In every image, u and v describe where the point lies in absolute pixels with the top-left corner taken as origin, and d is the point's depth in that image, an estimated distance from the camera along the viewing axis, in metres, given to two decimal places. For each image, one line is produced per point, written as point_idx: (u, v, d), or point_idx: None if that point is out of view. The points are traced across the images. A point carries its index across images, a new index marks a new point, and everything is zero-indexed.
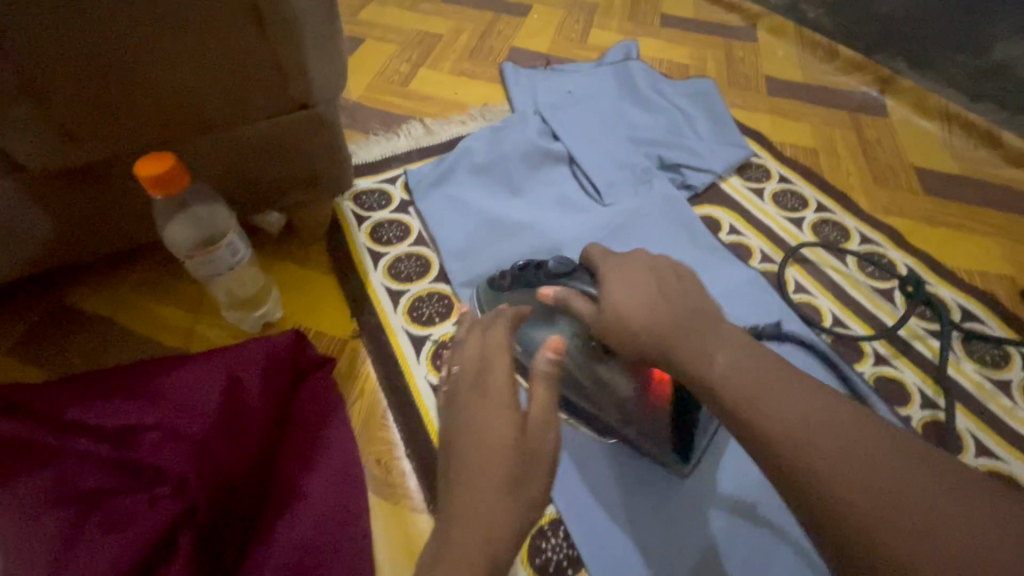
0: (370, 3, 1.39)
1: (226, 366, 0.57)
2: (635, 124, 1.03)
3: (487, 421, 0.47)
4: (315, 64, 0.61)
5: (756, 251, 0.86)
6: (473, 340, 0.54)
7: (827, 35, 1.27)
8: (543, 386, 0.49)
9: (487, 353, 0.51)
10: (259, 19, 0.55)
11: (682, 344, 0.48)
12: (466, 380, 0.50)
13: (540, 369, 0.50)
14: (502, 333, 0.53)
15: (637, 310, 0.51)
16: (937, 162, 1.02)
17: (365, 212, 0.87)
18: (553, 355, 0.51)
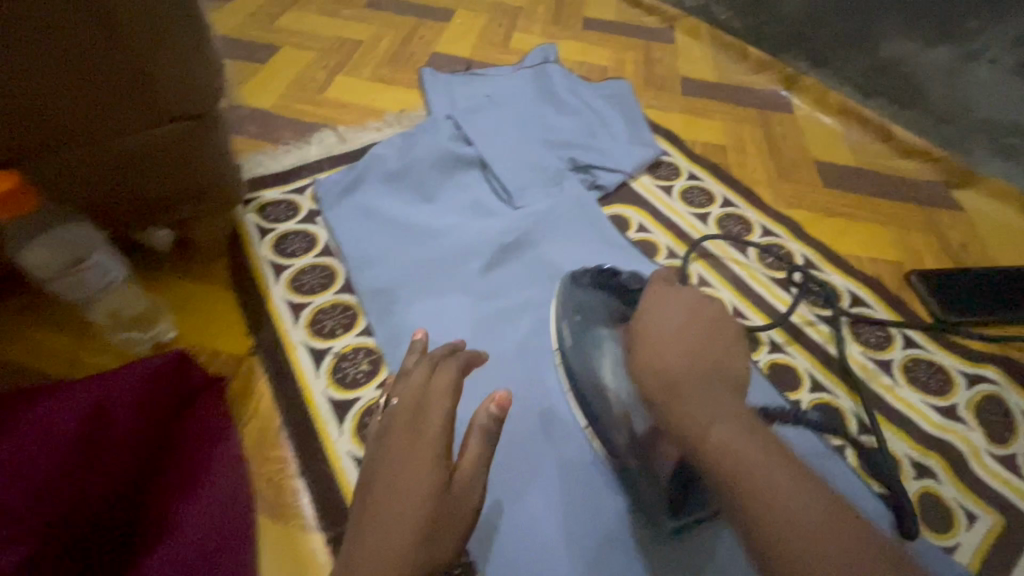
0: (289, 8, 1.37)
1: (91, 394, 0.54)
2: (550, 126, 1.04)
3: (409, 471, 0.46)
4: (187, 71, 0.59)
5: (663, 248, 0.88)
6: (419, 375, 0.52)
7: (737, 35, 1.31)
8: (478, 442, 0.50)
9: (427, 394, 0.50)
10: (111, 24, 0.53)
11: (686, 409, 0.46)
12: (402, 417, 0.49)
13: (478, 423, 0.51)
14: (449, 378, 0.51)
15: (676, 338, 0.51)
16: (837, 156, 1.08)
17: (269, 224, 0.84)
18: (498, 409, 0.50)
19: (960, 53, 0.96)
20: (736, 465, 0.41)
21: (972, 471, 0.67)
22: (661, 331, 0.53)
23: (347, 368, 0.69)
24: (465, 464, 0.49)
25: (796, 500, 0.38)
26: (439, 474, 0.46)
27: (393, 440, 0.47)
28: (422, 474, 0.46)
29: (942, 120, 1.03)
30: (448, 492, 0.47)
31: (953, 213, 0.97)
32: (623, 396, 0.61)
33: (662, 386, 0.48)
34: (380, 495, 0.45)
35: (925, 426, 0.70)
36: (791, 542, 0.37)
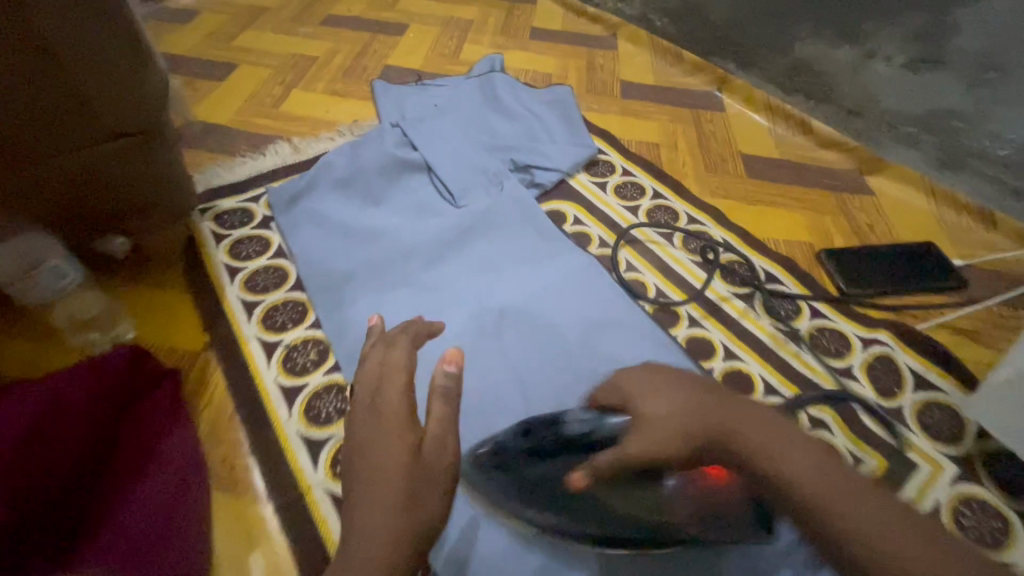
0: (248, 29, 1.43)
1: (48, 386, 0.59)
2: (493, 131, 1.11)
3: (376, 448, 0.44)
4: (126, 94, 0.64)
5: (595, 238, 0.95)
6: (374, 359, 0.53)
7: (672, 41, 1.40)
8: (442, 402, 0.47)
9: (383, 374, 0.50)
10: (47, 55, 0.57)
11: (737, 437, 0.49)
12: (362, 401, 0.48)
13: (438, 384, 0.48)
14: (402, 355, 0.52)
15: (666, 398, 0.54)
16: (761, 150, 1.16)
17: (225, 230, 0.90)
18: (453, 367, 0.48)
19: (861, 53, 1.04)
20: (787, 482, 0.46)
21: (862, 423, 0.72)
22: (672, 402, 0.53)
23: (296, 357, 0.75)
24: (430, 426, 0.46)
25: (839, 499, 0.44)
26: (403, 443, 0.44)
27: (359, 419, 0.47)
28: (384, 447, 0.44)
29: (852, 113, 1.11)
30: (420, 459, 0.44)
31: (864, 197, 1.05)
32: (636, 488, 0.56)
33: (688, 437, 0.50)
34: (358, 481, 0.44)
35: (823, 385, 0.76)
36: (864, 546, 0.42)
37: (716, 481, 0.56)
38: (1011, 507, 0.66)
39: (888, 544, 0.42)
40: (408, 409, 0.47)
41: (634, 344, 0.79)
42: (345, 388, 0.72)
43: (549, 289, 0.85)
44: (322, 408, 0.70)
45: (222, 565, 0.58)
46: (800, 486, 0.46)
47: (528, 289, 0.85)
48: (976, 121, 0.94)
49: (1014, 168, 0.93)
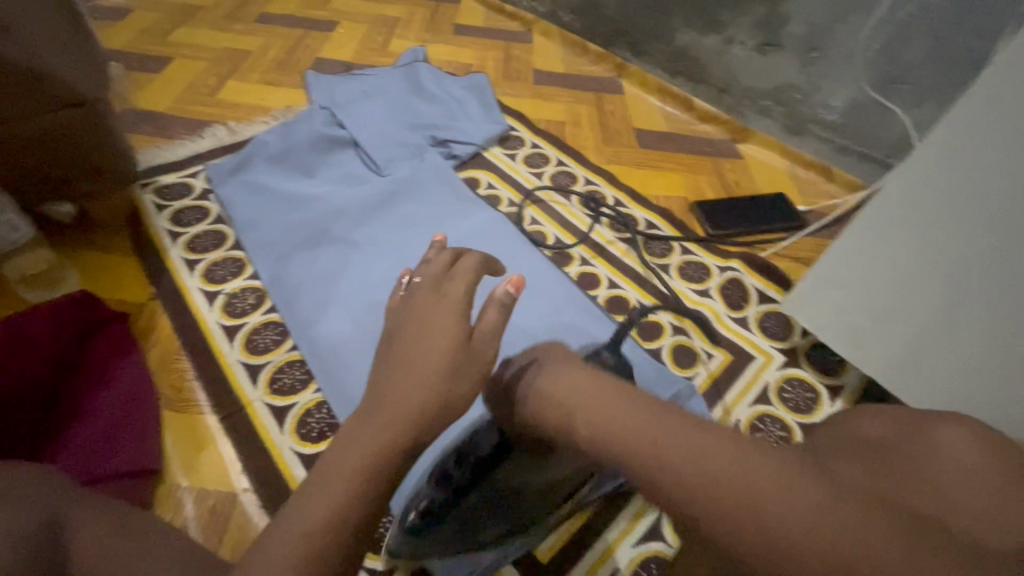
0: (181, 26, 1.51)
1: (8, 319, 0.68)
2: (415, 113, 1.24)
3: (433, 322, 0.53)
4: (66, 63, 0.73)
5: (505, 199, 1.10)
6: (444, 260, 0.60)
7: (578, 33, 1.57)
8: (496, 311, 0.55)
9: (456, 273, 0.57)
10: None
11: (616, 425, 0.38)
12: (429, 283, 0.56)
13: (498, 295, 0.56)
14: (471, 261, 0.58)
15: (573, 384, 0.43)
16: (652, 125, 1.34)
17: (166, 201, 0.99)
18: (514, 288, 0.57)
19: (722, 39, 1.25)
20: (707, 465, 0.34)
21: (713, 328, 0.90)
22: (551, 374, 0.45)
23: (237, 303, 0.85)
24: (484, 324, 0.54)
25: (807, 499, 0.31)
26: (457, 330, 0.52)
27: (425, 297, 0.55)
28: (442, 330, 0.52)
29: (722, 91, 1.31)
30: (467, 344, 0.52)
31: (733, 160, 1.25)
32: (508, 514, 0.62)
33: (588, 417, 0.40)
34: (409, 344, 0.52)
35: (687, 303, 0.93)
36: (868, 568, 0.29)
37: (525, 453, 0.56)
38: (823, 383, 0.85)
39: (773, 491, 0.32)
40: (465, 305, 0.54)
41: (534, 279, 0.93)
42: (281, 324, 0.83)
43: (462, 240, 0.99)
44: (261, 340, 0.81)
45: (173, 460, 0.69)
46: (716, 485, 0.33)
47: (446, 239, 0.99)
48: (809, 91, 1.17)
49: (840, 130, 1.16)
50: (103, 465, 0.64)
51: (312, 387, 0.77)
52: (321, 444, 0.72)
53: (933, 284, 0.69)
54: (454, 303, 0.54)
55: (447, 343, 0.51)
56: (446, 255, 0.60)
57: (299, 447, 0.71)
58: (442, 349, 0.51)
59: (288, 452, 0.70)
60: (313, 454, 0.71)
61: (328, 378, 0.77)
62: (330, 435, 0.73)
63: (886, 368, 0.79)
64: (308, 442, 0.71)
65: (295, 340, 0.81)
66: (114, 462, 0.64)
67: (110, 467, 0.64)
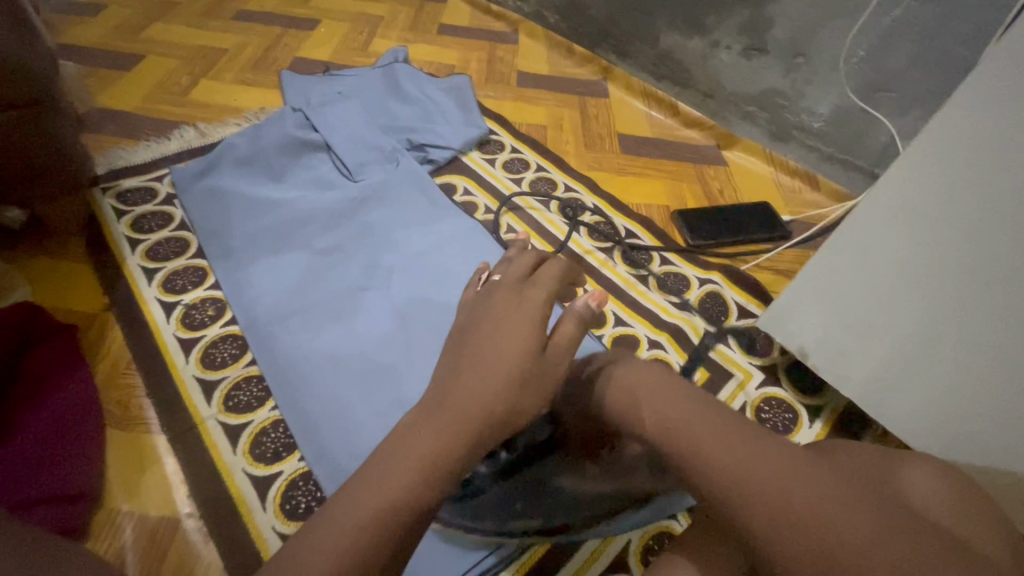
0: (156, 22, 1.47)
1: None
2: (392, 116, 1.21)
3: (510, 324, 0.56)
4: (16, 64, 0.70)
5: (482, 206, 1.06)
6: (527, 261, 0.66)
7: (563, 35, 1.54)
8: (574, 325, 0.59)
9: (541, 279, 0.62)
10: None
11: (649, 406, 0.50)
12: (512, 282, 0.61)
13: (578, 309, 0.61)
14: (555, 270, 0.64)
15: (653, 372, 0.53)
16: (636, 130, 1.32)
17: (127, 207, 0.95)
18: (595, 303, 0.63)
19: (706, 42, 1.23)
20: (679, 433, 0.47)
21: (690, 342, 0.87)
22: (632, 368, 0.55)
23: (195, 314, 0.82)
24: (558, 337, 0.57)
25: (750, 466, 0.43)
26: (532, 337, 0.55)
27: (497, 303, 0.59)
28: (525, 333, 0.55)
29: (707, 95, 1.28)
30: (542, 355, 0.56)
31: (718, 167, 1.22)
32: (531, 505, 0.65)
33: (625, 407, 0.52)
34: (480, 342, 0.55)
35: (664, 317, 0.90)
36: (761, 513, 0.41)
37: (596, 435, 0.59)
38: (802, 402, 0.82)
39: (727, 453, 0.44)
40: (543, 313, 0.58)
41: None
42: (240, 337, 0.80)
43: (434, 248, 0.96)
44: (217, 354, 0.77)
45: (114, 484, 0.65)
46: (763, 487, 0.42)
47: (419, 247, 0.95)
48: (794, 98, 1.14)
49: (824, 138, 1.13)
50: (31, 486, 0.59)
51: (270, 404, 0.73)
52: (275, 465, 0.69)
53: (912, 300, 0.66)
54: (536, 305, 0.59)
55: (521, 348, 0.54)
56: (530, 258, 0.66)
57: (252, 468, 0.68)
58: (515, 354, 0.54)
59: (239, 473, 0.67)
60: (266, 476, 0.68)
61: (286, 395, 0.74)
62: (286, 456, 0.69)
63: (861, 386, 0.77)
64: (262, 463, 0.68)
65: (253, 355, 0.78)
66: (45, 484, 0.60)
67: (41, 490, 0.60)
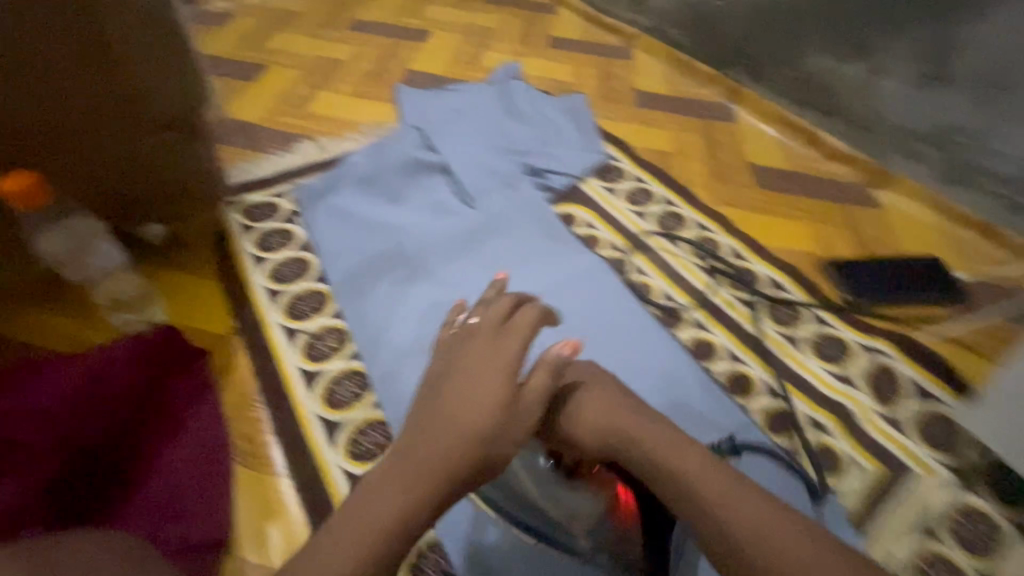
0: (279, 33, 1.50)
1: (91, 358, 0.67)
2: (509, 137, 1.16)
3: (471, 382, 0.51)
4: (175, 89, 0.70)
5: (606, 242, 0.98)
6: (506, 305, 0.57)
7: (685, 52, 1.43)
8: (547, 373, 0.54)
9: (523, 325, 0.55)
10: (103, 40, 0.63)
11: (642, 443, 0.52)
12: (485, 332, 0.55)
13: (550, 357, 0.55)
14: (535, 313, 0.56)
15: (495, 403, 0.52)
16: (771, 162, 1.19)
17: (252, 223, 0.95)
18: (568, 350, 0.55)
19: (870, 68, 1.09)
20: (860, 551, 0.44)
21: (859, 426, 0.75)
22: (593, 415, 0.54)
23: (318, 345, 0.79)
24: (530, 385, 0.53)
25: None
26: (503, 392, 0.51)
27: (468, 352, 0.54)
28: (484, 390, 0.51)
29: (861, 127, 1.14)
30: (514, 406, 0.51)
31: (871, 210, 1.07)
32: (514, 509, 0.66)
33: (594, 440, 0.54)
34: (457, 397, 0.51)
35: (824, 391, 0.78)
36: None
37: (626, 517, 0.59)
38: (1006, 515, 0.68)
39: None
40: (517, 362, 0.53)
41: (638, 344, 0.83)
42: (361, 374, 0.76)
43: (559, 288, 0.89)
44: (340, 393, 0.74)
45: (243, 529, 0.63)
46: None
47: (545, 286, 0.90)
48: (980, 136, 0.98)
49: (1017, 185, 0.96)
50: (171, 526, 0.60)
51: None
52: None
53: None
54: (507, 360, 0.53)
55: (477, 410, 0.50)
56: (510, 299, 0.57)
57: None
58: (471, 417, 0.49)
59: None
60: None
61: None
62: None
63: None
64: None
65: (376, 397, 0.74)
66: (182, 525, 0.60)
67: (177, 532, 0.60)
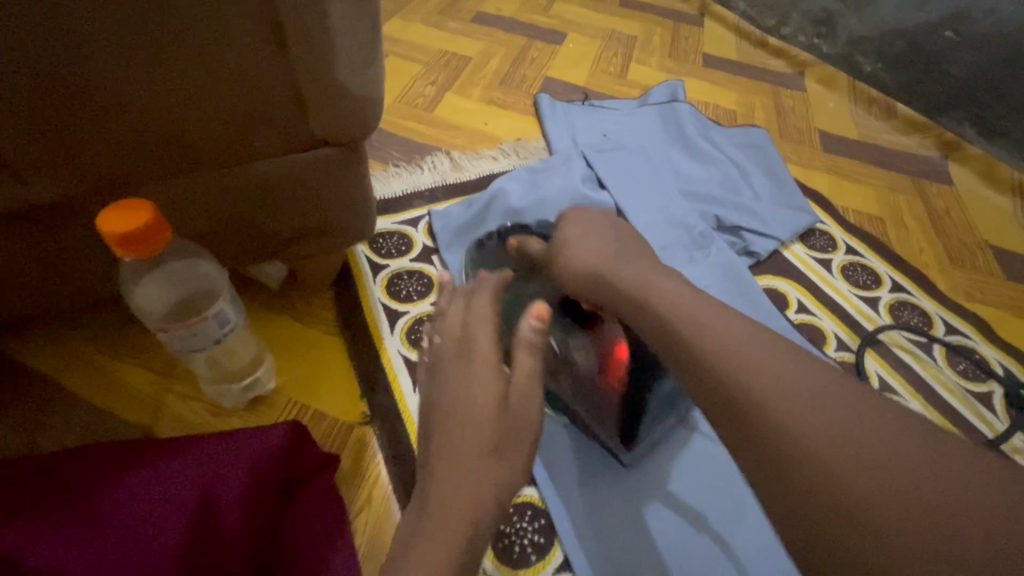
0: (393, 17, 1.29)
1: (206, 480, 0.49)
2: (687, 177, 0.92)
3: (467, 400, 0.43)
4: (351, 108, 0.50)
5: (831, 336, 0.76)
6: (456, 309, 0.49)
7: (883, 89, 1.18)
8: (528, 357, 0.45)
9: (468, 324, 0.47)
10: (271, 20, 0.43)
11: (623, 281, 0.46)
12: (448, 347, 0.46)
13: (524, 337, 0.45)
14: (485, 304, 0.48)
15: (591, 246, 0.50)
16: (1014, 243, 0.93)
17: (381, 259, 0.74)
18: (539, 324, 0.45)
19: None
20: None
21: None
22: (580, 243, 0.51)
23: None
24: (520, 382, 0.43)
25: None
26: None
27: (449, 370, 0.45)
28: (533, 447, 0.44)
29: None
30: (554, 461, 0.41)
31: None
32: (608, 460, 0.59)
33: (596, 275, 0.48)
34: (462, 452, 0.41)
35: None
36: None
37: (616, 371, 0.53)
38: None
39: None
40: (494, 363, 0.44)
41: None
42: (541, 511, 0.59)
43: None
44: (515, 539, 0.57)
45: None
46: None
47: None
48: None
49: None
50: None
51: None
52: None
53: None
54: (484, 360, 0.44)
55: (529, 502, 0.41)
56: (459, 301, 0.49)
57: None
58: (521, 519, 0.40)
59: None
60: None
61: None
62: None
63: None
64: None
65: (565, 553, 0.57)
66: None
67: None
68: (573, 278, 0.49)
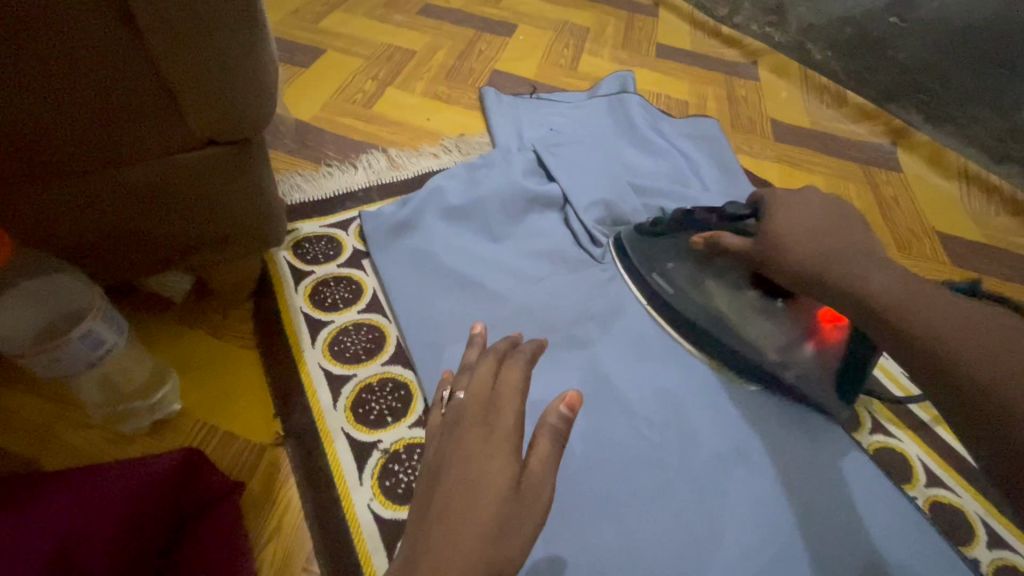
0: (335, 10, 1.23)
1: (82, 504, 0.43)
2: (634, 170, 0.89)
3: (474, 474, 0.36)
4: (232, 100, 0.46)
5: None
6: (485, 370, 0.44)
7: (834, 77, 1.18)
8: (548, 441, 0.39)
9: (497, 391, 0.41)
10: (121, 9, 0.39)
11: (843, 266, 0.46)
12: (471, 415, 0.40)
13: (548, 422, 0.40)
14: (519, 374, 0.42)
15: (813, 229, 0.49)
16: (961, 228, 0.93)
17: (306, 265, 0.70)
18: (568, 410, 0.40)
19: None
20: None
21: None
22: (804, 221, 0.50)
23: (397, 473, 0.55)
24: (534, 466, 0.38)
25: None
26: None
27: (465, 435, 0.39)
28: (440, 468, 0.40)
29: None
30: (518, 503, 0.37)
31: None
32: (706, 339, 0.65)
33: (804, 242, 0.49)
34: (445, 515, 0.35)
35: None
36: None
37: (830, 342, 0.58)
38: None
39: None
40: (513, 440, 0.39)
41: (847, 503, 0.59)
42: None
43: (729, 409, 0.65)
44: None
45: None
46: None
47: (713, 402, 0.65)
48: None
49: None
50: None
51: None
52: None
53: None
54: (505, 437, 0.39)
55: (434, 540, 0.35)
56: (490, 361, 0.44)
57: None
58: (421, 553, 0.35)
59: None
60: None
61: None
62: None
63: None
64: None
65: None
66: None
67: None
68: (775, 242, 0.51)
